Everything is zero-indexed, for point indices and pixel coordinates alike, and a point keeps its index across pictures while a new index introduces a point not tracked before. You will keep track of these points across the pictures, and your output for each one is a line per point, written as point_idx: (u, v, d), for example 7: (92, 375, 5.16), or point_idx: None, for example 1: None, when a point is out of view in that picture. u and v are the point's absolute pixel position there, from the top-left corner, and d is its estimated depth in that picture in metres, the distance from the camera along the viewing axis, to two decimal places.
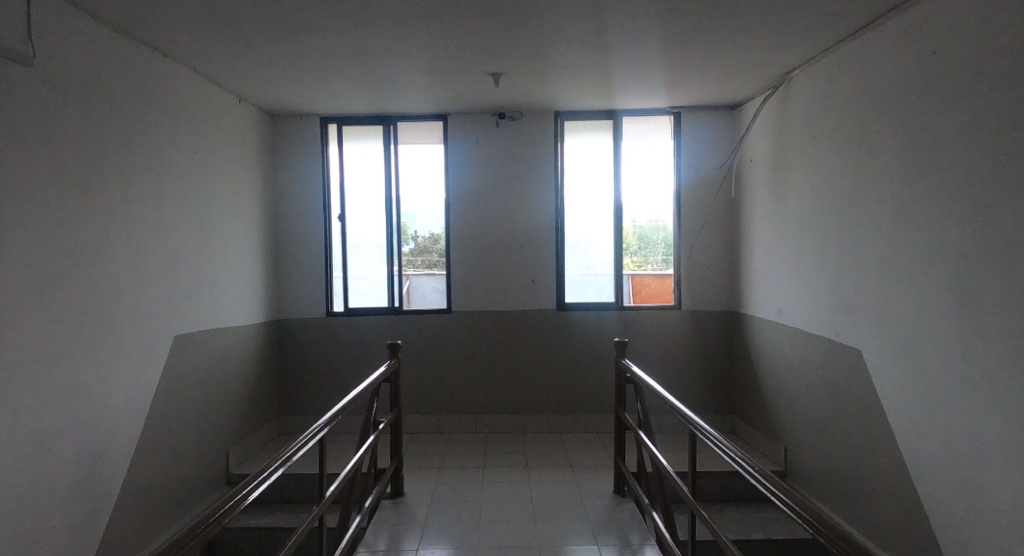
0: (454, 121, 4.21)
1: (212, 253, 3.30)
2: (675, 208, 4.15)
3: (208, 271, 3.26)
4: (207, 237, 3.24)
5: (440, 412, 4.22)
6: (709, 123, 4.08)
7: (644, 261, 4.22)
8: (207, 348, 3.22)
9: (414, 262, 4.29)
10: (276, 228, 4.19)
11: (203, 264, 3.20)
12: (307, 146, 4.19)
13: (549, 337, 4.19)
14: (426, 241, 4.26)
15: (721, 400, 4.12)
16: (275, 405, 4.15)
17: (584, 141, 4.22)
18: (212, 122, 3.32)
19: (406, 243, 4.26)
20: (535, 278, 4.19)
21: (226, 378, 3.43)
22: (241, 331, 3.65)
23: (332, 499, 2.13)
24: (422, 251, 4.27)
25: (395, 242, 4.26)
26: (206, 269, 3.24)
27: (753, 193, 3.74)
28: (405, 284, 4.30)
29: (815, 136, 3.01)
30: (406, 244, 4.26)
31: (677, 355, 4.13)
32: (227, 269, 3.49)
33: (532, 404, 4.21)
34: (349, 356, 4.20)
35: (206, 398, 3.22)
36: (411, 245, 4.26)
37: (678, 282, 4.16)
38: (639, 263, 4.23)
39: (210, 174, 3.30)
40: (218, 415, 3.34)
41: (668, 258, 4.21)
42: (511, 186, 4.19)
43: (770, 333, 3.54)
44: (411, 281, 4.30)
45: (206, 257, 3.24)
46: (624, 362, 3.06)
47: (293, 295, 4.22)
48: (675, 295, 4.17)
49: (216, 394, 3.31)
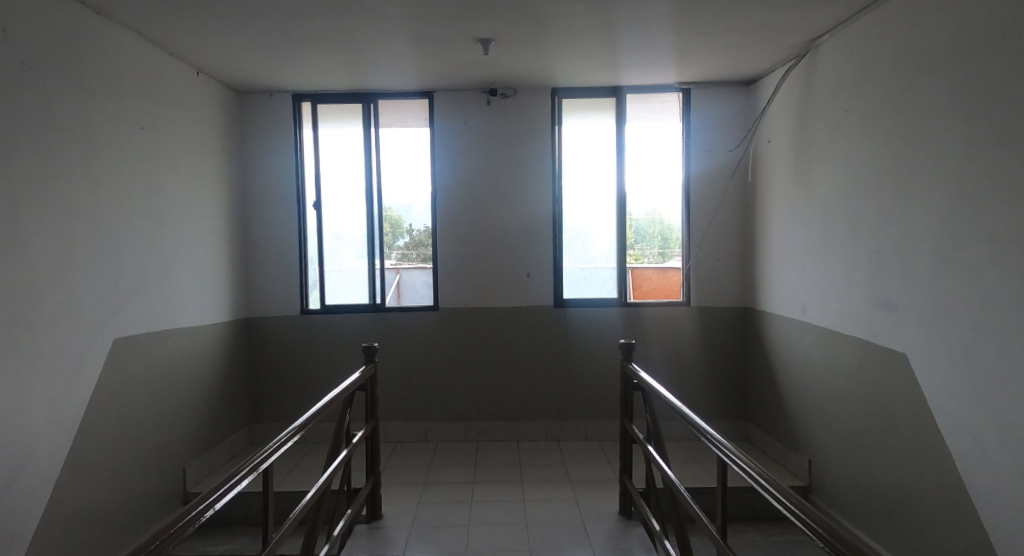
0: (441, 100, 3.82)
1: (164, 243, 2.93)
2: (684, 194, 3.78)
3: (159, 264, 2.88)
4: (156, 225, 2.86)
5: (427, 419, 3.86)
6: (722, 101, 3.70)
7: (640, 254, 3.84)
8: (158, 352, 2.85)
9: (409, 255, 3.90)
10: (245, 217, 3.80)
11: (151, 257, 2.81)
12: (277, 126, 3.79)
13: (545, 337, 3.83)
14: (422, 235, 3.87)
15: (733, 405, 3.78)
16: (244, 411, 3.78)
17: (584, 121, 3.84)
18: (163, 96, 2.94)
19: (400, 237, 3.88)
20: (529, 272, 3.83)
21: (183, 385, 3.07)
22: (201, 331, 3.27)
23: (299, 520, 1.79)
24: (418, 246, 3.88)
25: (378, 233, 3.87)
26: (157, 262, 2.87)
27: (771, 177, 3.38)
28: (394, 280, 3.94)
29: (849, 110, 2.64)
30: (401, 238, 3.88)
31: (685, 356, 3.78)
32: (183, 262, 3.10)
33: (526, 410, 3.85)
34: (326, 357, 3.83)
35: (156, 409, 2.84)
36: (406, 239, 3.88)
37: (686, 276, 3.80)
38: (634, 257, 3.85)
39: (161, 154, 2.91)
40: (171, 428, 2.97)
41: (666, 250, 3.84)
42: (503, 170, 3.81)
43: (791, 333, 3.18)
44: (401, 276, 3.94)
45: (156, 247, 2.86)
46: (631, 367, 2.70)
47: (264, 291, 3.83)
48: (682, 290, 3.82)
49: (168, 404, 2.94)
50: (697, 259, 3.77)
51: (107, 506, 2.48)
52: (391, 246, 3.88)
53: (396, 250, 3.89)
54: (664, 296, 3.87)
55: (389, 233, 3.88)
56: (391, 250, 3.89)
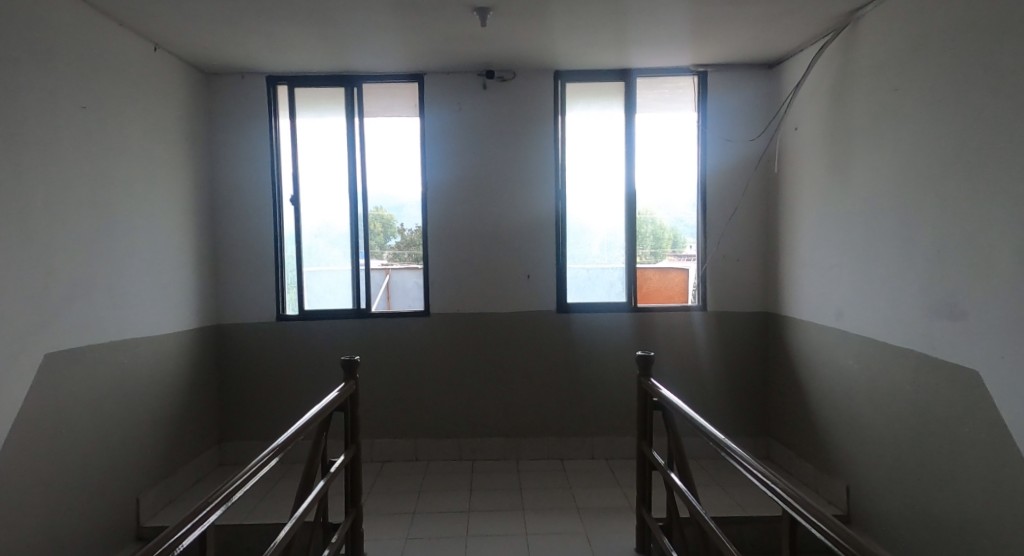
0: (432, 83, 3.45)
1: (112, 242, 2.55)
2: (699, 188, 3.44)
3: (107, 266, 2.51)
4: (102, 221, 2.48)
5: (417, 436, 3.49)
6: (742, 85, 3.36)
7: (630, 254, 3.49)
8: (104, 367, 2.47)
9: (401, 256, 3.54)
10: (214, 212, 3.42)
11: (95, 258, 2.44)
12: (250, 112, 3.40)
13: (548, 345, 3.48)
14: (417, 234, 3.50)
15: (754, 419, 3.45)
16: (213, 429, 3.40)
17: (589, 108, 3.49)
18: (111, 73, 2.56)
19: (392, 237, 3.52)
20: (530, 273, 3.47)
21: (136, 403, 2.70)
22: (161, 342, 2.89)
23: None
24: (410, 245, 3.52)
25: (367, 233, 3.51)
26: (103, 263, 2.49)
27: (798, 167, 3.04)
28: (383, 281, 3.61)
29: (901, 88, 2.31)
30: (392, 238, 3.52)
31: (702, 365, 3.44)
32: (137, 264, 2.73)
33: (527, 425, 3.50)
34: (305, 369, 3.46)
35: (102, 433, 2.47)
36: (398, 239, 3.52)
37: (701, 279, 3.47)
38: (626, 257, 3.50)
39: (107, 139, 2.53)
40: (121, 454, 2.59)
41: (658, 250, 3.50)
42: (501, 162, 3.46)
43: (825, 342, 2.85)
44: (390, 276, 3.63)
45: (102, 246, 2.49)
46: (649, 382, 2.35)
47: (235, 296, 3.45)
48: (688, 294, 3.50)
49: (116, 427, 2.56)
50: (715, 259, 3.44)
51: (39, 550, 2.12)
52: (381, 246, 3.52)
53: (386, 251, 3.53)
54: (663, 299, 3.53)
55: (380, 233, 3.52)
56: (381, 251, 3.53)
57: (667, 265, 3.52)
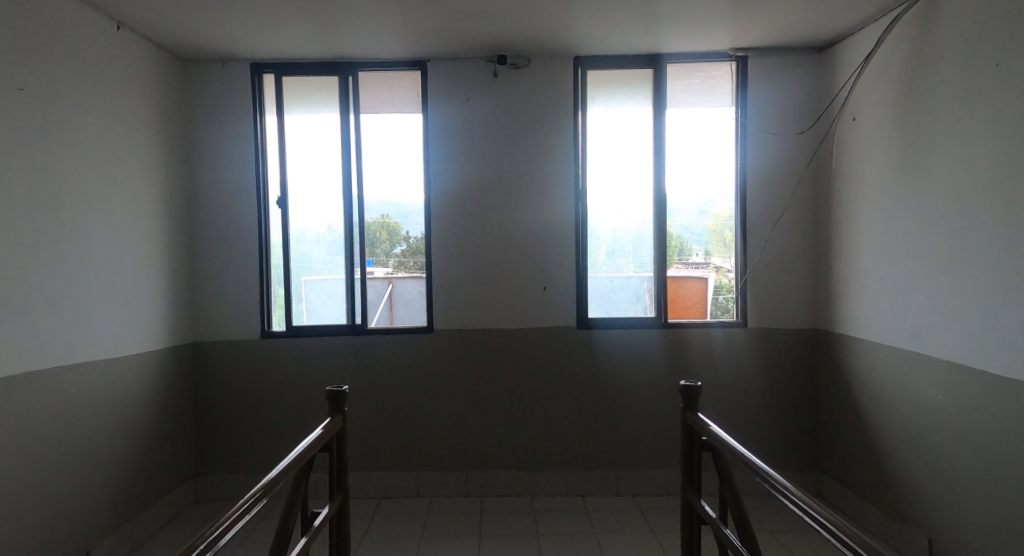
0: (436, 72, 3.06)
1: (50, 258, 2.20)
2: (738, 189, 3.04)
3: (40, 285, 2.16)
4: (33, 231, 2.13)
5: (419, 469, 3.09)
6: (788, 72, 2.95)
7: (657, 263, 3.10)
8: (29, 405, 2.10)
9: (406, 264, 3.14)
10: (193, 215, 3.05)
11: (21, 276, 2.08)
12: (233, 103, 3.03)
13: (567, 366, 3.07)
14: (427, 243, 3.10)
15: (803, 451, 3.02)
16: (188, 461, 3.02)
17: (613, 99, 3.10)
18: (50, 52, 2.20)
19: (397, 245, 3.13)
20: (546, 285, 3.08)
21: (79, 442, 2.32)
22: (116, 366, 2.52)
23: None
24: (416, 253, 3.12)
25: (372, 240, 3.14)
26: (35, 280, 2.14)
27: (858, 164, 2.64)
28: (385, 291, 3.15)
29: (1005, 62, 1.91)
30: (398, 246, 3.13)
31: (743, 390, 3.03)
32: (84, 281, 2.36)
33: (543, 457, 3.09)
34: (292, 392, 3.07)
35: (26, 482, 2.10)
36: (404, 247, 3.13)
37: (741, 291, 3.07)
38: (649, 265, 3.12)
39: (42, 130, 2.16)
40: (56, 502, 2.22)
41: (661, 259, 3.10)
42: (513, 159, 3.07)
43: (897, 366, 2.43)
44: (393, 285, 3.16)
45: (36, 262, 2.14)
46: (698, 419, 1.96)
47: (214, 310, 3.07)
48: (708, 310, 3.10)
49: (48, 473, 2.19)
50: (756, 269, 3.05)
51: None
52: (387, 255, 3.14)
53: (393, 259, 3.14)
54: (682, 314, 3.11)
55: (386, 241, 3.14)
56: (386, 258, 3.14)
57: (679, 275, 3.10)
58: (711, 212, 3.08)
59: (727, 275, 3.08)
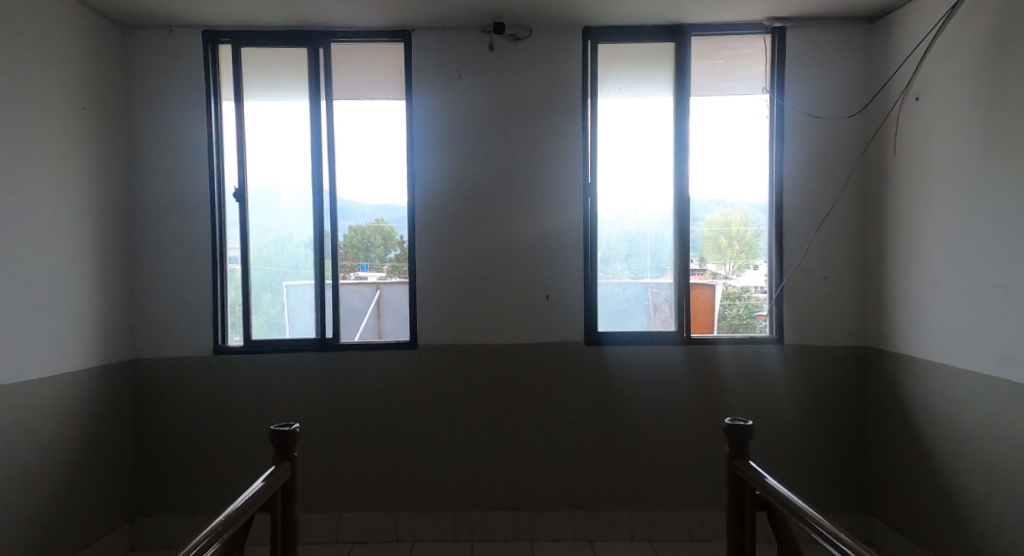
0: (422, 43, 2.62)
1: None
2: (774, 182, 2.61)
3: None
4: None
5: (399, 509, 2.63)
6: (831, 46, 2.53)
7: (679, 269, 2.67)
8: None
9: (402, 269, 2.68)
10: (132, 209, 2.59)
11: None
12: (181, 78, 2.58)
13: (574, 390, 2.62)
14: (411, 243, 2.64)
15: (849, 489, 2.58)
16: (123, 500, 2.55)
17: (626, 79, 2.67)
18: None
19: (391, 250, 2.68)
20: (549, 293, 2.64)
21: None
22: (19, 388, 2.08)
23: None
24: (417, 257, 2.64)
25: (365, 244, 2.69)
26: None
27: (926, 152, 2.21)
28: (373, 297, 2.70)
29: None
30: (393, 251, 2.68)
31: (779, 416, 2.59)
32: None
33: (544, 494, 2.63)
34: (249, 418, 2.60)
35: None
36: (399, 252, 2.67)
37: (743, 299, 2.66)
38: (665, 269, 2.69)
39: None
40: None
41: (665, 264, 2.69)
42: (512, 146, 2.63)
43: (985, 397, 2.00)
44: (382, 291, 2.70)
45: None
46: (750, 470, 1.53)
47: (156, 321, 2.60)
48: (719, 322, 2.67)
49: None
50: (755, 274, 2.66)
51: None
52: (368, 257, 2.69)
53: (387, 264, 2.68)
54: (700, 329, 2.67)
55: (380, 247, 2.68)
56: (381, 263, 2.68)
57: (698, 284, 2.67)
58: (704, 219, 2.66)
59: (727, 283, 2.67)
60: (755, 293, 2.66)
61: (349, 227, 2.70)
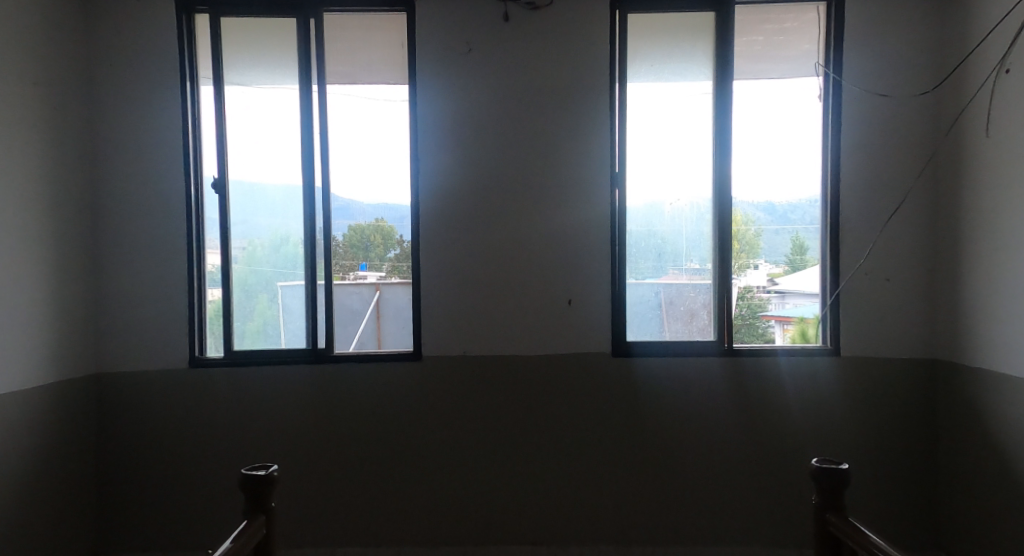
0: (428, 12, 2.30)
1: None
2: (828, 170, 2.29)
3: None
4: None
5: (400, 544, 2.30)
6: (897, 16, 2.21)
7: (717, 269, 2.35)
8: None
9: (402, 269, 2.36)
10: (95, 202, 2.26)
11: None
12: (151, 53, 2.27)
13: (600, 407, 2.30)
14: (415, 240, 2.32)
15: (916, 522, 2.25)
16: (85, 535, 2.22)
17: (660, 53, 2.35)
18: None
19: (389, 248, 2.36)
20: (572, 298, 2.31)
21: None
22: None
23: None
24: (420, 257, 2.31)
25: (363, 243, 2.37)
26: None
27: (1019, 134, 1.89)
28: (372, 299, 2.38)
29: None
30: (393, 250, 2.36)
31: (835, 438, 2.27)
32: None
33: (566, 527, 2.31)
34: (230, 439, 2.28)
35: None
36: (399, 251, 2.35)
37: (746, 299, 2.35)
38: (700, 270, 2.37)
39: None
40: None
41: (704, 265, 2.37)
42: (531, 130, 2.31)
43: None
44: (382, 292, 2.38)
45: None
46: (847, 524, 1.25)
47: (123, 329, 2.28)
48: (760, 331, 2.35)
49: None
50: (757, 274, 2.35)
51: None
52: (365, 257, 2.37)
53: (387, 263, 2.36)
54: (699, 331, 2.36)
55: (378, 245, 2.36)
56: (380, 261, 2.37)
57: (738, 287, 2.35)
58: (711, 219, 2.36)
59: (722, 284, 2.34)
60: (757, 293, 2.36)
61: (348, 227, 2.38)
